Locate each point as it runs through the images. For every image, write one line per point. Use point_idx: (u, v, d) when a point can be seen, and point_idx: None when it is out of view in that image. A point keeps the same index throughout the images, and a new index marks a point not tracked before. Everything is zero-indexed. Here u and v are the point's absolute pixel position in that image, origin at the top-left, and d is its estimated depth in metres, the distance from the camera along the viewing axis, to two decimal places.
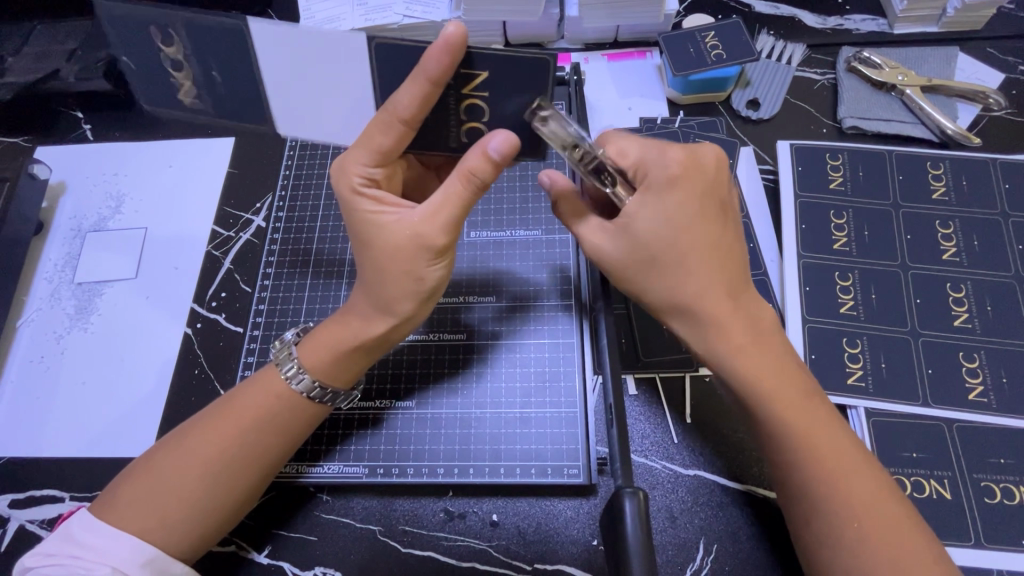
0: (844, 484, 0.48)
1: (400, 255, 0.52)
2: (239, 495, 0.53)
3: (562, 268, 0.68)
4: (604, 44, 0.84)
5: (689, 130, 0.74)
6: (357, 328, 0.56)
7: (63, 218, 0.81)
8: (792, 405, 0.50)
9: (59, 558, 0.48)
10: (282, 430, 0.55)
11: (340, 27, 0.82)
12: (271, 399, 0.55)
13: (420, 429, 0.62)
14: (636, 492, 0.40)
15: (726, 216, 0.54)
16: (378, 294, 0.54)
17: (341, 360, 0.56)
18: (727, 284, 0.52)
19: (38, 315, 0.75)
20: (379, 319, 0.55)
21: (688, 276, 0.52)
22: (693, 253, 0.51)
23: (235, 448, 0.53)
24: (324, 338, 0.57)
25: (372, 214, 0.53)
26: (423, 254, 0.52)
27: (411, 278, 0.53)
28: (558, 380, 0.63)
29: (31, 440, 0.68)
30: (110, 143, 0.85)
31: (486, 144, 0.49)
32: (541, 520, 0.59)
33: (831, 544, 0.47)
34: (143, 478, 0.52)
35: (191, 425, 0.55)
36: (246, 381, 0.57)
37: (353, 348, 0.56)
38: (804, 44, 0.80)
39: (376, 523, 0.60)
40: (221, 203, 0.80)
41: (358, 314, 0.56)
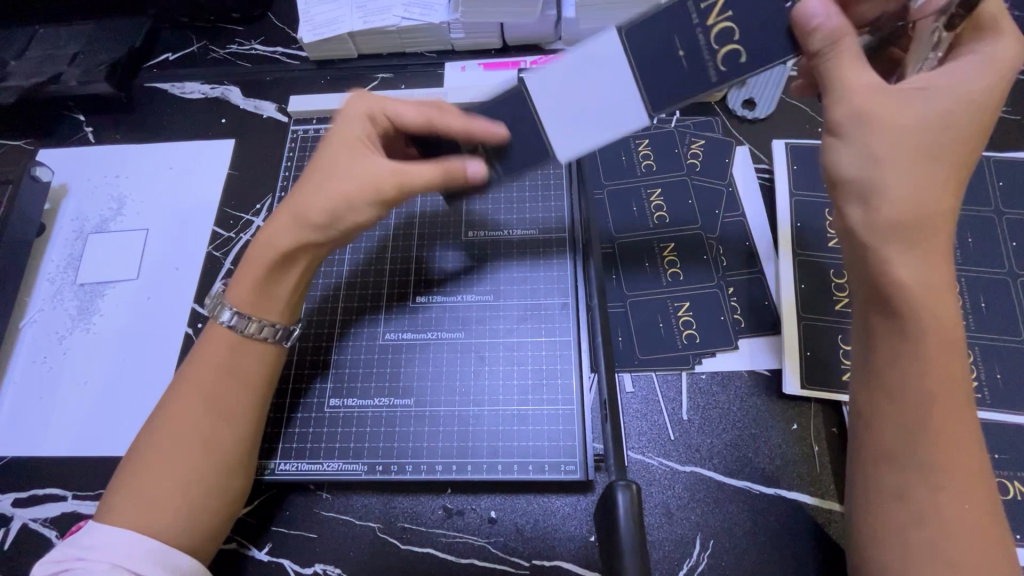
0: (943, 456, 0.43)
1: (354, 181, 0.55)
2: (229, 461, 0.54)
3: (558, 266, 0.69)
4: None
5: (684, 129, 0.76)
6: (274, 246, 0.57)
7: (66, 220, 0.81)
8: (939, 368, 0.44)
9: (68, 560, 0.49)
10: (245, 382, 0.56)
11: (340, 30, 0.83)
12: (226, 351, 0.57)
13: (418, 425, 0.62)
14: (629, 485, 0.41)
15: (965, 154, 0.46)
16: (302, 207, 0.56)
17: (259, 276, 0.57)
18: (922, 218, 0.44)
19: (41, 316, 0.76)
20: (290, 231, 0.56)
21: (901, 172, 0.45)
22: (911, 151, 0.45)
23: (207, 411, 0.54)
24: (244, 271, 0.58)
25: (359, 146, 0.57)
26: (372, 196, 0.55)
27: (343, 203, 0.55)
28: (554, 376, 0.63)
29: (35, 440, 0.68)
30: (112, 145, 0.86)
31: (472, 161, 0.56)
32: (539, 516, 0.59)
33: (906, 511, 0.43)
34: (135, 473, 0.52)
35: (159, 405, 0.55)
36: (194, 349, 0.58)
37: (275, 262, 0.57)
38: None
39: (375, 520, 0.60)
40: (221, 204, 0.81)
41: (275, 237, 0.57)
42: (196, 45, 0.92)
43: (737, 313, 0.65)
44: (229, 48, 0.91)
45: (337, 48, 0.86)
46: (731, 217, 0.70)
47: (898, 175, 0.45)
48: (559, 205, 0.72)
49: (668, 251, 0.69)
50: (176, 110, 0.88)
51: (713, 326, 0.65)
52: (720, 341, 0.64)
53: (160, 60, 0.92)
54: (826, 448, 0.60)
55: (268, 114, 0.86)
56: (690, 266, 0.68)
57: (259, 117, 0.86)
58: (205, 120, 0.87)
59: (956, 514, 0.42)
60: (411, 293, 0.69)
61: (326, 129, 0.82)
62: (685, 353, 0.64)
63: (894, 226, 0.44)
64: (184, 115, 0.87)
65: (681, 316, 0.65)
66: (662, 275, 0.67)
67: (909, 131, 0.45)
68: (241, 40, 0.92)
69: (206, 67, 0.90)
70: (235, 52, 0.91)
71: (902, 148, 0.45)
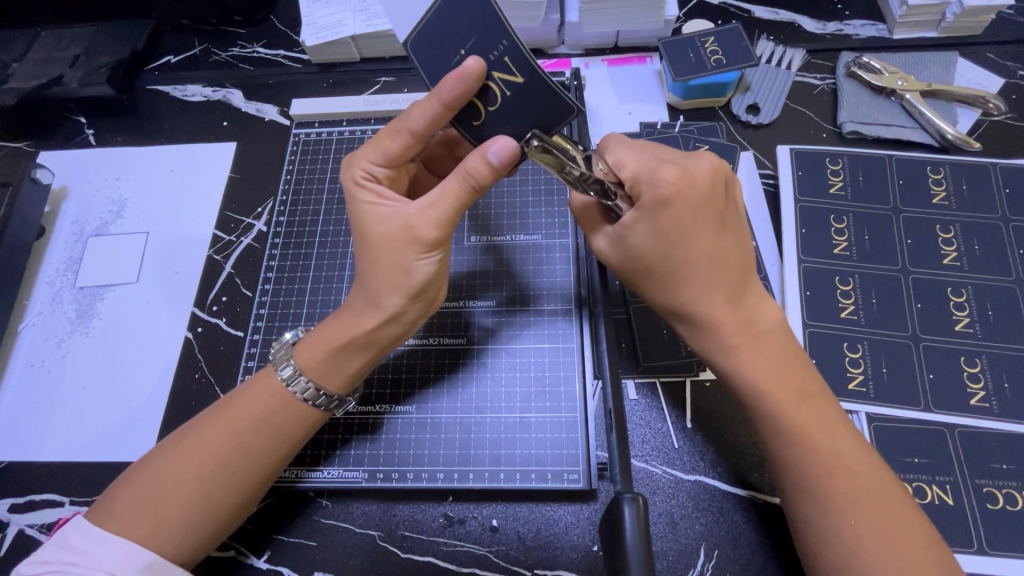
0: (839, 500, 0.47)
1: (396, 245, 0.53)
2: (231, 502, 0.53)
3: (562, 273, 0.68)
4: (605, 49, 0.84)
5: (689, 134, 0.75)
6: (345, 326, 0.56)
7: (66, 222, 0.81)
8: (791, 399, 0.50)
9: (55, 564, 0.47)
10: (278, 435, 0.55)
11: (342, 33, 0.83)
12: (271, 400, 0.55)
13: (419, 433, 0.62)
14: (635, 498, 0.40)
15: (706, 240, 0.52)
16: (366, 283, 0.55)
17: (326, 358, 0.56)
18: (730, 278, 0.53)
19: (40, 319, 0.75)
20: (370, 314, 0.55)
21: (690, 287, 0.53)
22: (696, 230, 0.52)
23: (227, 452, 0.53)
24: (317, 335, 0.57)
25: (371, 207, 0.55)
26: (415, 247, 0.53)
27: (400, 271, 0.53)
28: (557, 385, 0.62)
29: (32, 445, 0.68)
30: (113, 148, 0.86)
31: (484, 148, 0.49)
32: (541, 525, 0.58)
33: (812, 535, 0.48)
34: (143, 480, 0.52)
35: (191, 426, 0.55)
36: (245, 383, 0.58)
37: (344, 351, 0.56)
38: (803, 49, 0.80)
39: (376, 528, 0.60)
40: (222, 208, 0.80)
41: (347, 314, 0.57)
42: (198, 47, 0.92)
43: None
44: (231, 51, 0.91)
45: (339, 52, 0.86)
46: None
47: (690, 287, 0.53)
48: (563, 211, 0.72)
49: None
50: (177, 112, 0.87)
51: None
52: None
53: (162, 62, 0.91)
54: None
55: (271, 118, 0.86)
56: None
57: (261, 120, 0.86)
58: (207, 123, 0.86)
59: (847, 529, 0.46)
60: None
61: (328, 133, 0.82)
62: (690, 360, 0.63)
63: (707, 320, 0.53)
64: (186, 117, 0.87)
65: None
66: None
67: (662, 219, 0.51)
68: (243, 43, 0.91)
69: (207, 69, 0.90)
70: (237, 55, 0.91)
71: (648, 236, 0.52)
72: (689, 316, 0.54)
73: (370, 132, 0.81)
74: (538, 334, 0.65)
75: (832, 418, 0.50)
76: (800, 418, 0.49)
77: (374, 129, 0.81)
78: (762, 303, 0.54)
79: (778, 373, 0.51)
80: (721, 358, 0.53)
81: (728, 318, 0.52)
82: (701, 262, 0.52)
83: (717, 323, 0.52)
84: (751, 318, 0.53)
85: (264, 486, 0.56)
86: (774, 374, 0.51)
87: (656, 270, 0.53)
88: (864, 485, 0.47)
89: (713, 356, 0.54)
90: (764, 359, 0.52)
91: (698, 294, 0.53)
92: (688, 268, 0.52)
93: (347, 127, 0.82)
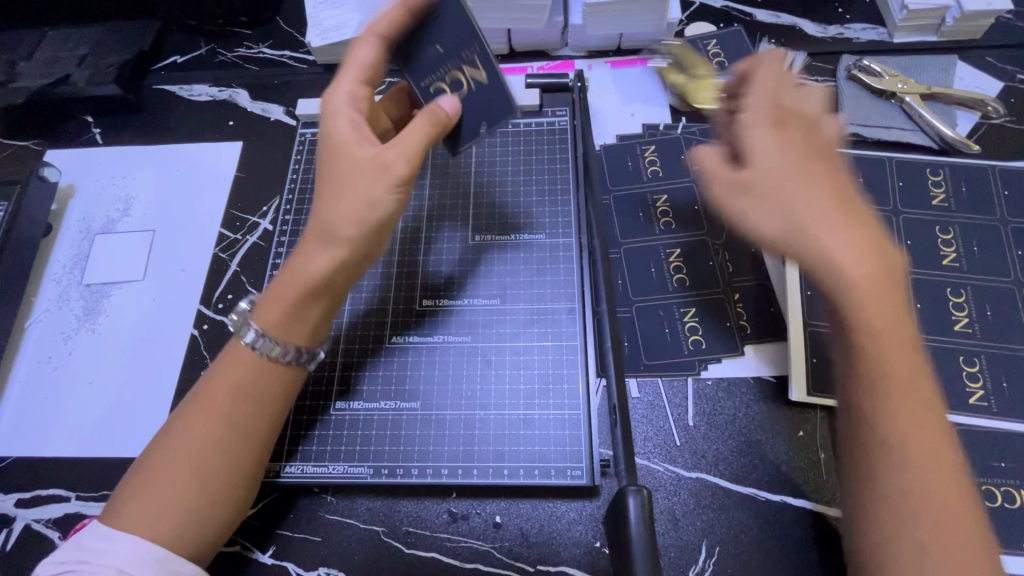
0: (915, 473, 0.44)
1: (366, 175, 0.53)
2: (229, 488, 0.53)
3: (565, 272, 0.69)
4: (607, 51, 0.85)
5: (690, 136, 0.76)
6: (300, 270, 0.55)
7: (72, 220, 0.82)
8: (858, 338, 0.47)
9: (70, 563, 0.49)
10: (264, 402, 0.55)
11: (348, 34, 0.83)
12: (248, 368, 0.55)
13: (424, 428, 0.62)
14: (639, 489, 0.41)
15: (835, 184, 0.52)
16: (324, 222, 0.54)
17: (285, 302, 0.55)
18: (848, 207, 0.51)
19: (47, 316, 0.76)
20: (323, 251, 0.54)
21: (794, 200, 0.51)
22: (806, 164, 0.52)
23: (216, 433, 0.53)
24: (275, 288, 0.56)
25: (343, 135, 0.55)
26: (382, 180, 0.53)
27: (363, 205, 0.53)
28: (561, 382, 0.63)
29: (39, 440, 0.68)
30: (119, 147, 0.86)
31: (439, 100, 0.57)
32: (544, 521, 0.59)
33: (885, 501, 0.45)
34: (141, 481, 0.52)
35: (177, 418, 0.54)
36: (216, 361, 0.57)
37: (307, 295, 0.54)
38: (805, 52, 0.81)
39: (380, 523, 0.60)
40: (228, 207, 0.81)
41: (302, 259, 0.55)
42: (204, 48, 0.93)
43: (743, 320, 0.66)
44: (237, 52, 0.92)
45: (344, 53, 0.87)
46: None
47: (797, 200, 0.51)
48: (566, 211, 0.72)
49: (673, 257, 0.69)
50: (183, 112, 0.88)
51: (718, 332, 0.65)
52: (727, 346, 0.64)
53: (168, 62, 0.92)
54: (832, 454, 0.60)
55: (276, 117, 0.86)
56: (696, 272, 0.68)
57: (267, 120, 0.86)
58: (214, 123, 0.87)
59: (914, 502, 0.44)
60: (418, 296, 0.69)
61: None
62: (691, 358, 0.64)
63: (799, 234, 0.50)
64: (192, 117, 0.88)
65: (688, 322, 0.65)
66: (668, 281, 0.68)
67: (773, 152, 0.53)
68: (249, 44, 0.92)
69: (214, 70, 0.91)
70: (243, 56, 0.91)
71: (764, 153, 0.53)
72: (800, 230, 0.50)
73: None
74: (540, 330, 0.66)
75: (927, 388, 0.47)
76: (897, 377, 0.47)
77: None
78: (882, 241, 0.50)
79: (887, 311, 0.48)
80: (827, 274, 0.48)
81: (848, 237, 0.49)
82: (806, 181, 0.51)
83: (823, 239, 0.49)
84: (875, 246, 0.49)
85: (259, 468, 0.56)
86: (885, 311, 0.48)
87: (754, 183, 0.52)
88: (938, 460, 0.45)
89: (820, 276, 0.49)
90: (885, 291, 0.48)
91: (806, 207, 0.50)
92: (810, 185, 0.51)
93: None
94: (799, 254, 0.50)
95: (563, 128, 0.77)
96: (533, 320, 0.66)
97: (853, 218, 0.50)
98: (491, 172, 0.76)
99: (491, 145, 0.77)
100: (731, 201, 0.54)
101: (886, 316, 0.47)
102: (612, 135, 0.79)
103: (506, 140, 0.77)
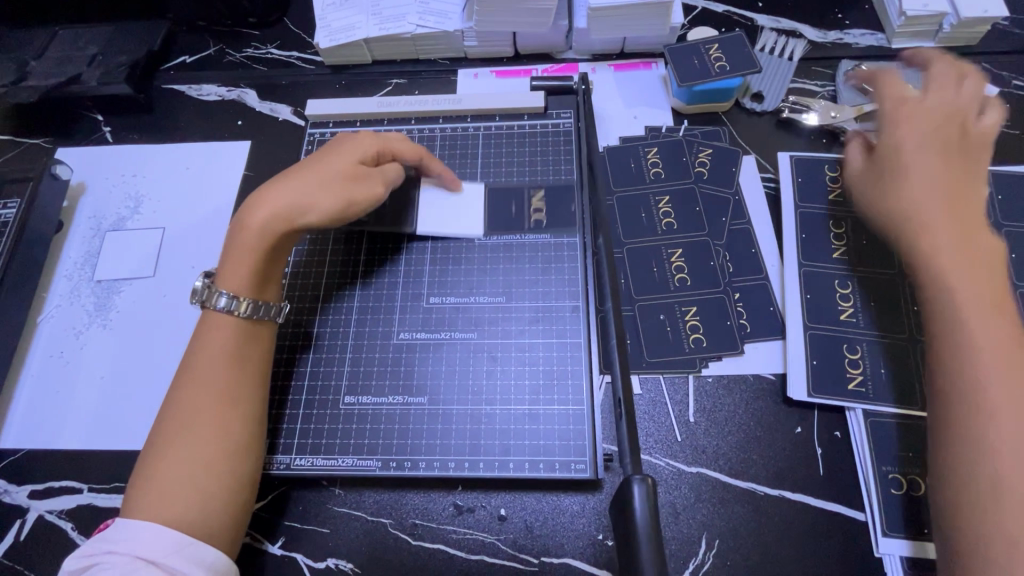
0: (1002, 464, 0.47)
1: (359, 187, 0.67)
2: (231, 462, 0.55)
3: (569, 271, 0.70)
4: (611, 54, 0.87)
5: (692, 138, 0.77)
6: (263, 223, 0.63)
7: (83, 217, 0.83)
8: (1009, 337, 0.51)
9: (96, 556, 0.50)
10: (251, 371, 0.60)
11: (356, 36, 0.85)
12: (230, 339, 0.60)
13: (431, 422, 0.64)
14: (644, 478, 0.42)
15: (974, 178, 0.60)
16: (298, 202, 0.64)
17: (240, 249, 0.62)
18: (955, 194, 0.58)
19: (59, 311, 0.77)
20: (301, 221, 0.64)
21: (928, 200, 0.58)
22: (942, 159, 0.60)
23: (207, 408, 0.56)
24: (234, 230, 0.64)
25: (350, 152, 0.68)
26: (367, 197, 0.67)
27: (344, 202, 0.65)
28: (565, 378, 0.64)
29: (52, 433, 0.70)
30: (129, 145, 0.88)
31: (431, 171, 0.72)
32: (548, 514, 0.61)
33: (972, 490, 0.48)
34: (147, 470, 0.54)
35: (168, 404, 0.58)
36: (192, 341, 0.61)
37: (256, 251, 0.62)
38: (805, 40, 0.84)
39: (387, 516, 0.62)
40: (237, 205, 0.82)
41: (260, 215, 0.63)
42: (213, 48, 0.94)
43: (743, 319, 0.67)
44: (245, 52, 0.93)
45: (352, 54, 0.88)
46: (736, 224, 0.72)
47: (917, 203, 0.59)
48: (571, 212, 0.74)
49: (675, 256, 0.70)
50: (193, 111, 0.89)
51: (719, 331, 0.66)
52: (728, 345, 0.66)
53: (177, 62, 0.93)
54: (828, 450, 0.61)
55: (284, 117, 0.88)
56: (697, 272, 0.69)
57: (275, 120, 0.88)
58: (223, 122, 0.88)
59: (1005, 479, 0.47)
60: (425, 294, 0.70)
61: (342, 133, 0.82)
62: (692, 356, 0.66)
63: (932, 229, 0.57)
64: (201, 116, 0.89)
65: (689, 320, 0.67)
66: (670, 280, 0.69)
67: (933, 145, 0.61)
68: (258, 44, 0.94)
69: (222, 70, 0.92)
70: (251, 56, 0.93)
71: (922, 159, 0.60)
72: (913, 234, 0.58)
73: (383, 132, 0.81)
74: (543, 326, 0.67)
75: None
76: (986, 360, 0.50)
77: (386, 129, 0.82)
78: (982, 231, 0.57)
79: (981, 298, 0.53)
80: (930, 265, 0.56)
81: (952, 236, 0.56)
82: (937, 171, 0.60)
83: (947, 236, 0.56)
84: (978, 244, 0.56)
85: (257, 442, 0.58)
86: (972, 296, 0.53)
87: (890, 174, 0.62)
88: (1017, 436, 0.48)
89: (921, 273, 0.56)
90: (976, 280, 0.54)
91: (917, 208, 0.58)
92: (921, 179, 0.59)
93: (360, 127, 0.82)
94: (911, 250, 0.58)
95: (568, 130, 0.79)
96: (537, 317, 0.68)
97: (962, 214, 0.57)
98: (497, 173, 0.77)
99: (497, 147, 0.78)
100: (882, 199, 0.61)
101: (977, 298, 0.53)
102: (615, 137, 0.80)
103: (510, 141, 0.79)
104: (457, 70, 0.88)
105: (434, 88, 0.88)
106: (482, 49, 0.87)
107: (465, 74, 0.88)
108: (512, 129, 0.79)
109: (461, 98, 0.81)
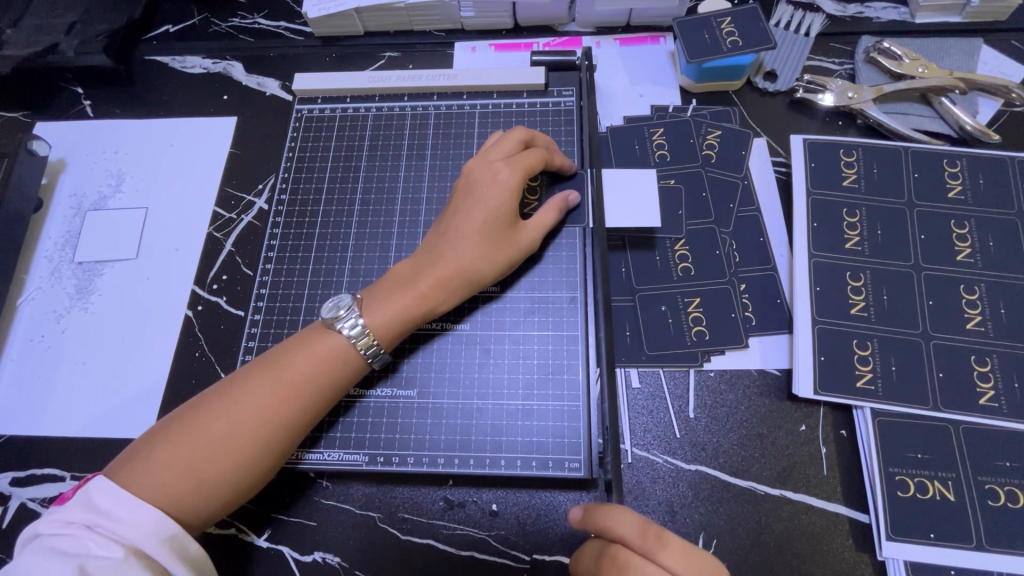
0: None
1: (508, 239, 0.62)
2: (242, 472, 0.53)
3: (567, 259, 0.66)
4: (616, 27, 0.82)
5: (701, 119, 0.73)
6: (432, 290, 0.60)
7: (64, 196, 0.80)
8: None
9: (77, 527, 0.47)
10: (327, 390, 0.56)
11: (345, 5, 0.80)
12: (317, 364, 0.56)
13: (420, 417, 0.61)
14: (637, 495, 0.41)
15: None
16: (468, 265, 0.60)
17: (404, 317, 0.59)
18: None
19: (39, 294, 0.75)
20: (458, 289, 0.61)
21: None
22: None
23: (260, 414, 0.53)
24: (387, 294, 0.60)
25: (490, 193, 0.62)
26: (520, 251, 0.62)
27: (504, 261, 0.62)
28: (560, 371, 0.62)
29: (31, 420, 0.68)
30: (111, 119, 0.84)
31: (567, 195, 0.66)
32: (540, 511, 0.59)
33: None
34: (169, 436, 0.52)
35: (230, 382, 0.56)
36: (293, 338, 0.59)
37: (424, 316, 0.60)
38: (823, 15, 0.79)
39: (376, 509, 0.60)
40: (222, 184, 0.79)
41: (429, 282, 0.60)
42: (198, 17, 0.90)
43: (748, 311, 0.64)
44: (231, 22, 0.89)
45: (342, 24, 0.83)
46: (744, 211, 0.69)
47: None
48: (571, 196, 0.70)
49: (679, 245, 0.67)
50: (177, 84, 0.85)
51: (723, 323, 0.63)
52: (732, 338, 0.63)
53: (161, 32, 0.89)
54: (833, 449, 0.59)
55: (272, 92, 0.83)
56: (703, 260, 0.66)
57: (262, 94, 0.84)
58: (208, 96, 0.84)
59: None
60: None
61: (331, 110, 0.78)
62: (694, 350, 0.63)
63: None
64: (186, 89, 0.85)
65: (691, 313, 0.64)
66: (673, 269, 0.66)
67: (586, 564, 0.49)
68: (245, 14, 0.89)
69: (207, 40, 0.87)
70: (237, 26, 0.88)
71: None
72: None
73: (375, 109, 0.77)
74: (536, 315, 0.64)
75: None
76: None
77: (378, 106, 0.77)
78: None
79: None
80: None
81: None
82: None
83: None
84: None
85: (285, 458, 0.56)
86: None
87: None
88: None
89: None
90: None
91: None
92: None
93: (350, 104, 0.78)
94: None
95: (570, 108, 0.74)
96: (532, 307, 0.65)
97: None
98: None
99: (494, 125, 0.75)
100: None
101: None
102: (619, 116, 0.76)
103: (507, 120, 0.75)
104: (453, 42, 0.84)
105: (429, 63, 0.83)
106: (480, 20, 0.82)
107: (462, 48, 0.83)
108: (511, 107, 0.75)
109: (457, 72, 0.77)
